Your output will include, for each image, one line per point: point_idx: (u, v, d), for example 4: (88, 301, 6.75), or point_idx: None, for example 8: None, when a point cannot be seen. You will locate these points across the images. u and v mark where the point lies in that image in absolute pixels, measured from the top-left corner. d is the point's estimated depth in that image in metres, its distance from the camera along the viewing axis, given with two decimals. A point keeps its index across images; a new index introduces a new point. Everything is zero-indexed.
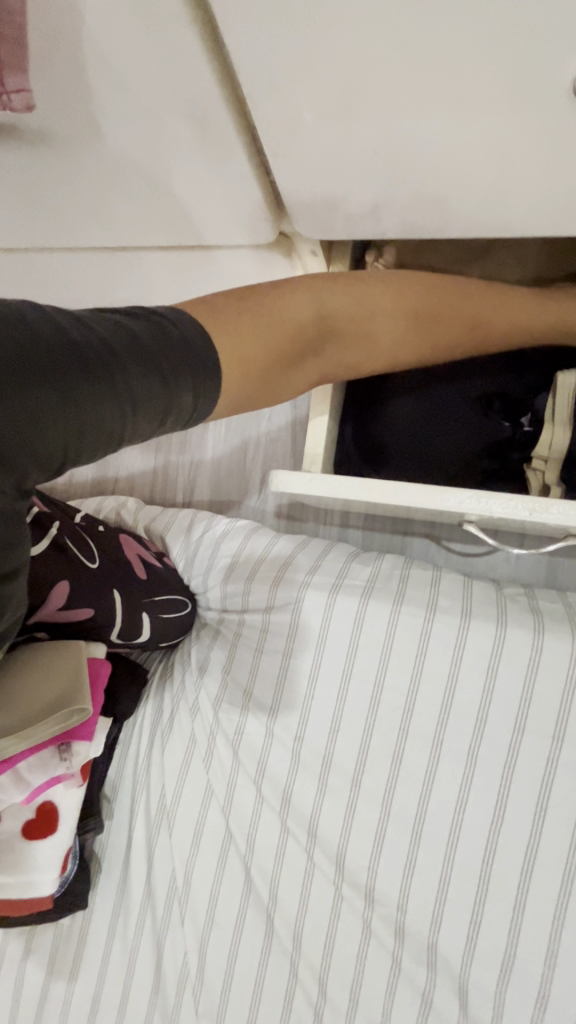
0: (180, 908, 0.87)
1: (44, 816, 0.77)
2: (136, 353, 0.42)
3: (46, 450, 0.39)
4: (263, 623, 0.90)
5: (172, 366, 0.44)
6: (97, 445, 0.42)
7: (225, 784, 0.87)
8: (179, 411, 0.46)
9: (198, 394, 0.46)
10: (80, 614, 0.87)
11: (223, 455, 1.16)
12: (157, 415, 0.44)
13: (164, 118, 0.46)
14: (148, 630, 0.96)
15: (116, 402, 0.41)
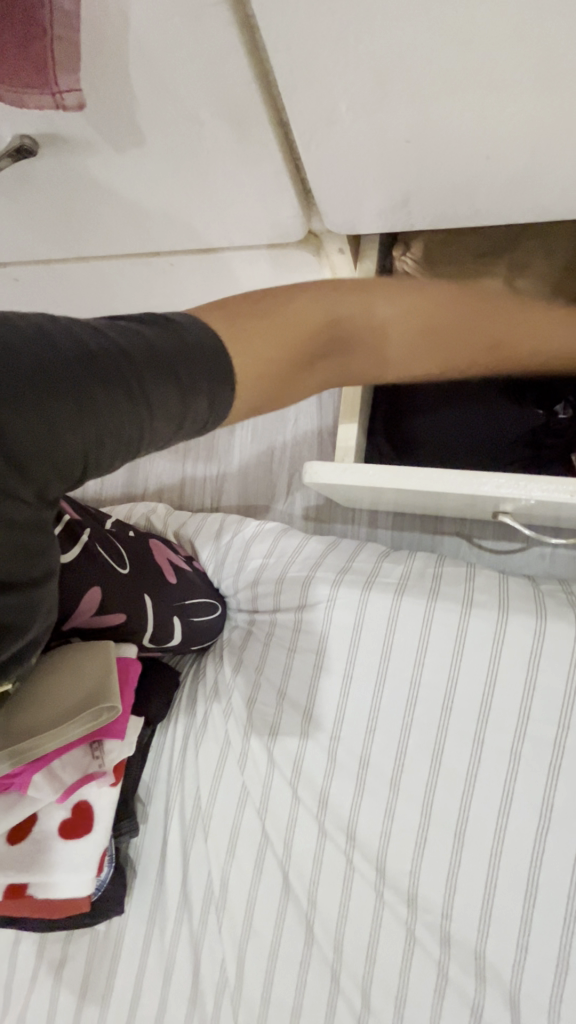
0: (217, 913, 0.85)
1: (79, 815, 0.77)
2: (152, 362, 0.43)
3: (65, 458, 0.41)
4: (295, 622, 0.90)
5: (186, 372, 0.44)
6: (117, 450, 0.44)
7: (261, 786, 0.86)
8: (196, 414, 0.46)
9: (215, 397, 0.46)
10: (112, 619, 0.87)
11: (250, 460, 1.18)
12: (174, 417, 0.45)
13: (202, 119, 0.48)
14: (181, 633, 0.96)
15: (130, 409, 0.42)
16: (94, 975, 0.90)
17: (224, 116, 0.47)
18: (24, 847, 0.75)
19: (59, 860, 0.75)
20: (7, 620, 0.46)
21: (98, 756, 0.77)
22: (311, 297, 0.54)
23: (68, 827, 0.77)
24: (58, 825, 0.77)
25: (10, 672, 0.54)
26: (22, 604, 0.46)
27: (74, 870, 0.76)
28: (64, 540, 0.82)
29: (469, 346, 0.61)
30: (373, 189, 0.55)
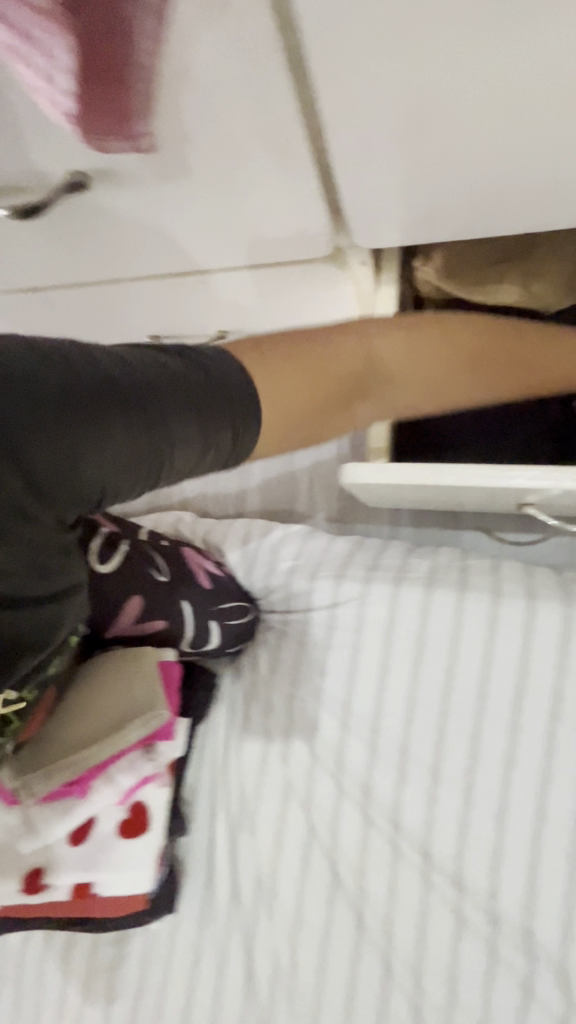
0: (267, 907, 0.88)
1: (136, 815, 0.80)
2: (176, 393, 0.48)
3: (90, 483, 0.46)
4: (329, 620, 0.93)
5: (207, 405, 0.49)
6: (136, 481, 0.48)
7: (305, 780, 0.89)
8: (217, 443, 0.51)
9: (236, 426, 0.51)
10: (152, 624, 0.92)
11: (271, 465, 1.21)
12: (195, 449, 0.49)
13: (245, 150, 0.52)
14: (217, 637, 0.98)
15: (149, 440, 0.47)
16: (150, 974, 0.92)
17: (261, 147, 0.52)
18: (85, 846, 0.79)
19: (119, 859, 0.78)
20: (45, 634, 0.51)
21: (152, 758, 0.79)
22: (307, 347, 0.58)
23: (126, 828, 0.80)
24: (116, 825, 0.80)
25: (64, 650, 0.58)
26: (61, 612, 0.51)
27: (134, 869, 0.78)
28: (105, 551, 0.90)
29: (485, 377, 0.67)
30: (400, 206, 0.59)
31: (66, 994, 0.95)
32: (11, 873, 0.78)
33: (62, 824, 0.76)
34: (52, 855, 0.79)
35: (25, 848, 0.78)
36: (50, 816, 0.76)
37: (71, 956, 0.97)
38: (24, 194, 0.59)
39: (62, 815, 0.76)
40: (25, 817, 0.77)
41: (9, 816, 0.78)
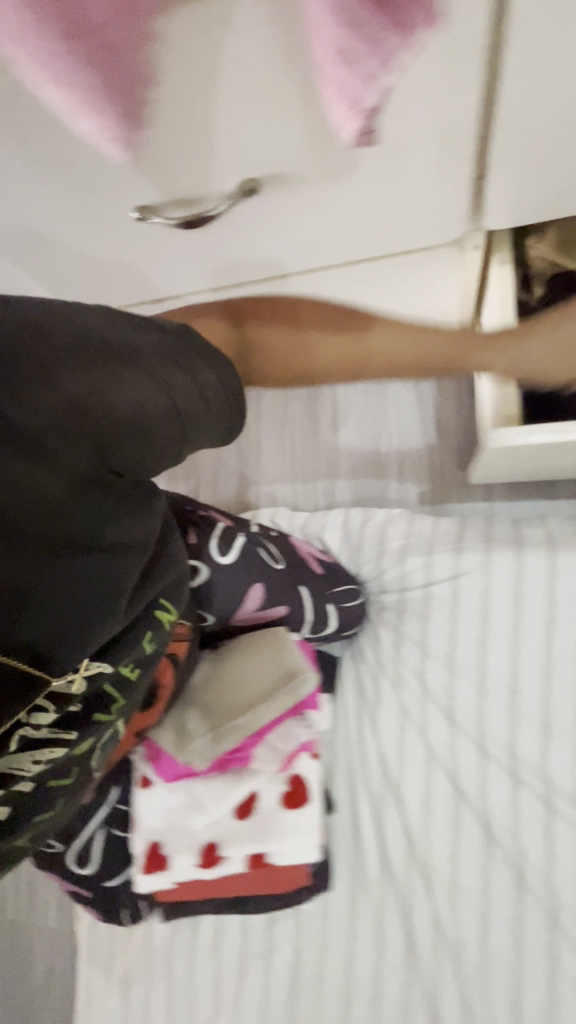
0: (421, 881, 0.86)
1: (295, 786, 0.82)
2: (62, 345, 0.39)
3: (88, 426, 0.39)
4: (453, 591, 0.92)
5: (183, 355, 0.46)
6: (141, 437, 0.41)
7: (448, 750, 0.88)
8: (206, 392, 0.46)
9: (225, 386, 0.48)
10: (273, 614, 0.89)
11: (358, 455, 1.23)
12: (195, 398, 0.45)
13: (419, 141, 0.57)
14: (335, 621, 0.96)
15: (158, 385, 0.42)
16: (305, 967, 0.90)
17: (432, 128, 0.55)
18: (253, 822, 0.80)
19: (286, 828, 0.80)
20: (87, 609, 0.40)
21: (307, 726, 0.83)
22: None
23: (288, 799, 0.82)
24: (277, 797, 0.81)
25: (154, 623, 0.48)
26: (108, 585, 0.41)
27: (303, 838, 0.81)
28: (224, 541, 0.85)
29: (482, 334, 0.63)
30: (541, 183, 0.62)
31: (218, 995, 0.92)
32: (184, 852, 0.78)
33: (230, 795, 0.78)
34: (223, 831, 0.79)
35: (195, 823, 0.78)
36: (219, 790, 0.78)
37: (217, 959, 0.94)
38: (190, 206, 0.65)
39: (231, 785, 0.78)
40: (193, 794, 0.78)
41: (176, 795, 0.78)
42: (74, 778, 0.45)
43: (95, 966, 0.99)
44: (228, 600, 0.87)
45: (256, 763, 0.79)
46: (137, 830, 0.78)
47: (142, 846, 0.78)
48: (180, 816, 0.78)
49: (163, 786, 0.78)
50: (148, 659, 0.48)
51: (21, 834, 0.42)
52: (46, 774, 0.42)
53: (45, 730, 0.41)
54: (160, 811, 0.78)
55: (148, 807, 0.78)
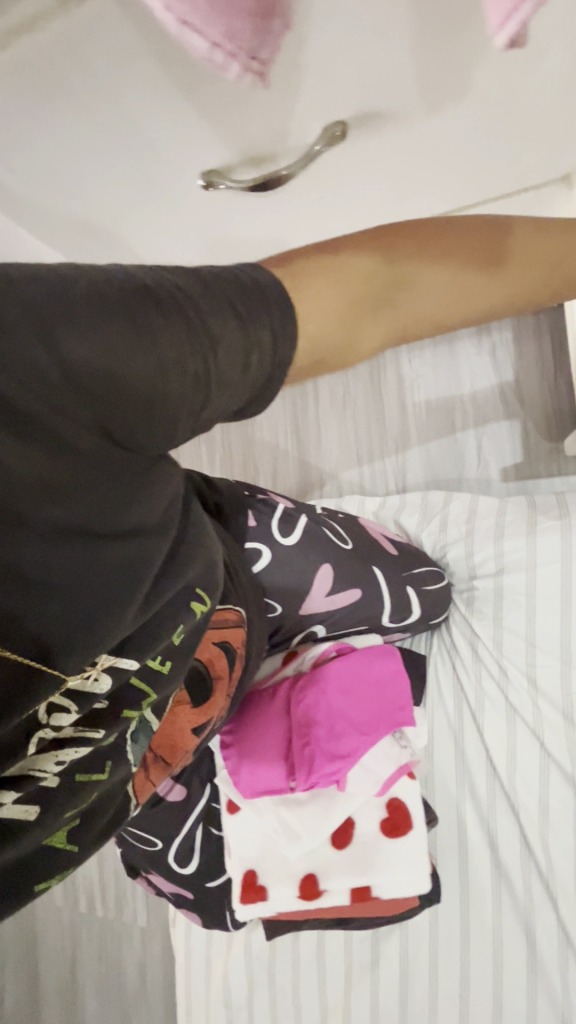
0: (542, 884, 0.73)
1: (396, 814, 0.75)
2: (59, 322, 0.30)
3: (112, 410, 0.32)
4: (532, 578, 0.80)
5: (249, 301, 0.35)
6: (192, 417, 0.35)
7: (566, 744, 0.74)
8: (259, 357, 0.35)
9: (280, 349, 0.36)
10: (347, 598, 0.76)
11: (429, 427, 1.16)
12: (240, 361, 0.34)
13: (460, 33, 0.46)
14: (419, 609, 0.82)
15: (192, 342, 0.32)
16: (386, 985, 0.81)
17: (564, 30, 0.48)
18: (351, 853, 0.75)
19: (388, 857, 0.73)
20: (105, 613, 0.35)
21: (403, 744, 0.75)
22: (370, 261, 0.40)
23: (388, 824, 0.75)
24: (378, 825, 0.75)
25: (188, 615, 0.43)
26: (132, 578, 0.36)
27: (410, 869, 0.73)
28: (286, 520, 0.75)
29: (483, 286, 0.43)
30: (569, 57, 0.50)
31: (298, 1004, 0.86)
32: (283, 880, 0.74)
33: (327, 821, 0.71)
34: (322, 863, 0.75)
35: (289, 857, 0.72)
36: (307, 815, 0.71)
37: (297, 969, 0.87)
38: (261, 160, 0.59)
39: (320, 815, 0.71)
40: (282, 821, 0.72)
41: (263, 820, 0.72)
42: (105, 772, 0.40)
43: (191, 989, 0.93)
44: (293, 599, 0.74)
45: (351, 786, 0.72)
46: (230, 854, 0.74)
47: (239, 875, 0.74)
48: (273, 845, 0.75)
49: (249, 810, 0.72)
50: (178, 650, 0.44)
51: (65, 818, 0.38)
52: (76, 765, 0.38)
53: (68, 727, 0.37)
54: (250, 833, 0.74)
55: (239, 829, 0.74)
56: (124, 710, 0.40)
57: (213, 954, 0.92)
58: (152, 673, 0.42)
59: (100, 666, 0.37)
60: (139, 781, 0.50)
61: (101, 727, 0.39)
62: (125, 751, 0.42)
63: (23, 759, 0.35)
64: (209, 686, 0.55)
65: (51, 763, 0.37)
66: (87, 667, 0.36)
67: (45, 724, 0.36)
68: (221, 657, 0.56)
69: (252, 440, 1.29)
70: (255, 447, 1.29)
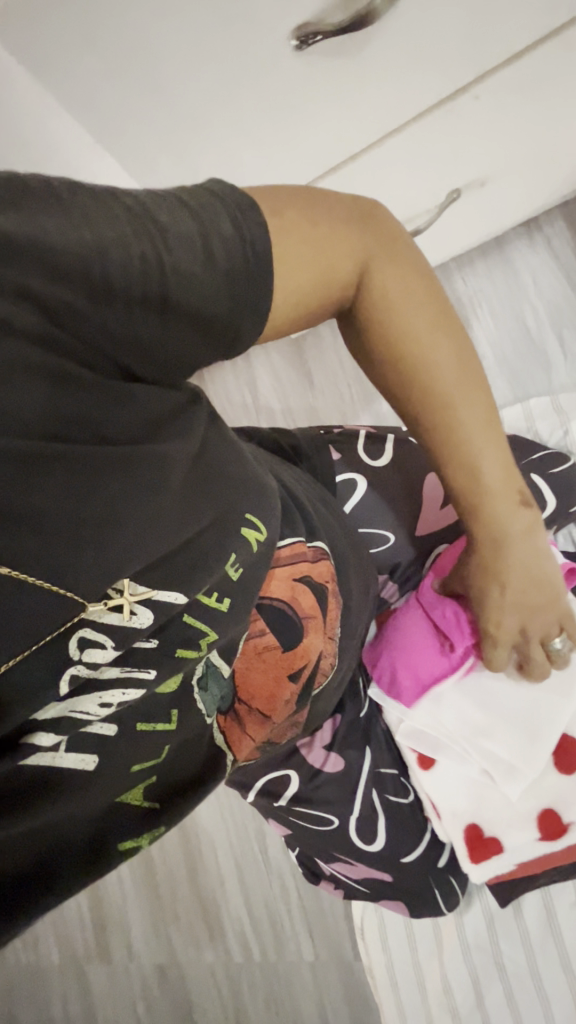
0: None
1: None
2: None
3: (55, 290, 0.30)
4: None
5: (195, 199, 0.36)
6: (153, 301, 0.33)
7: None
8: (220, 240, 0.35)
9: (251, 243, 0.37)
10: None
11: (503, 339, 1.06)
12: (196, 243, 0.34)
13: None
14: (552, 498, 0.71)
15: (135, 226, 0.33)
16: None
17: None
18: None
19: None
20: (109, 519, 0.32)
21: None
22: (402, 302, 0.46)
23: None
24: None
25: (240, 545, 0.39)
26: (134, 482, 0.33)
27: None
28: (373, 444, 0.70)
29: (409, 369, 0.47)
30: None
31: (527, 979, 0.77)
32: (516, 825, 0.62)
33: (544, 744, 0.58)
34: (554, 796, 0.60)
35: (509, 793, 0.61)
36: (517, 741, 0.59)
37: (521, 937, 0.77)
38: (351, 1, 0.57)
39: (540, 737, 0.58)
40: (488, 758, 0.60)
41: (468, 765, 0.61)
42: (172, 721, 0.39)
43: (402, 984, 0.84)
44: (400, 523, 0.67)
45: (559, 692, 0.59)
46: (440, 816, 0.63)
47: (461, 831, 0.63)
48: (486, 788, 0.62)
49: (446, 759, 0.62)
50: (239, 587, 0.40)
51: (131, 771, 0.38)
52: (134, 714, 0.37)
53: (107, 668, 0.34)
54: (456, 784, 0.62)
55: (442, 784, 0.63)
56: (176, 649, 0.37)
57: (424, 956, 0.83)
58: (207, 611, 0.38)
59: (130, 592, 0.34)
60: (233, 734, 0.47)
61: (152, 666, 0.36)
62: (195, 701, 0.41)
63: (61, 702, 0.33)
64: (298, 629, 0.48)
65: (95, 703, 0.34)
66: (111, 592, 0.33)
67: (77, 659, 0.32)
68: (306, 593, 0.48)
69: (314, 405, 1.21)
70: (319, 412, 1.20)
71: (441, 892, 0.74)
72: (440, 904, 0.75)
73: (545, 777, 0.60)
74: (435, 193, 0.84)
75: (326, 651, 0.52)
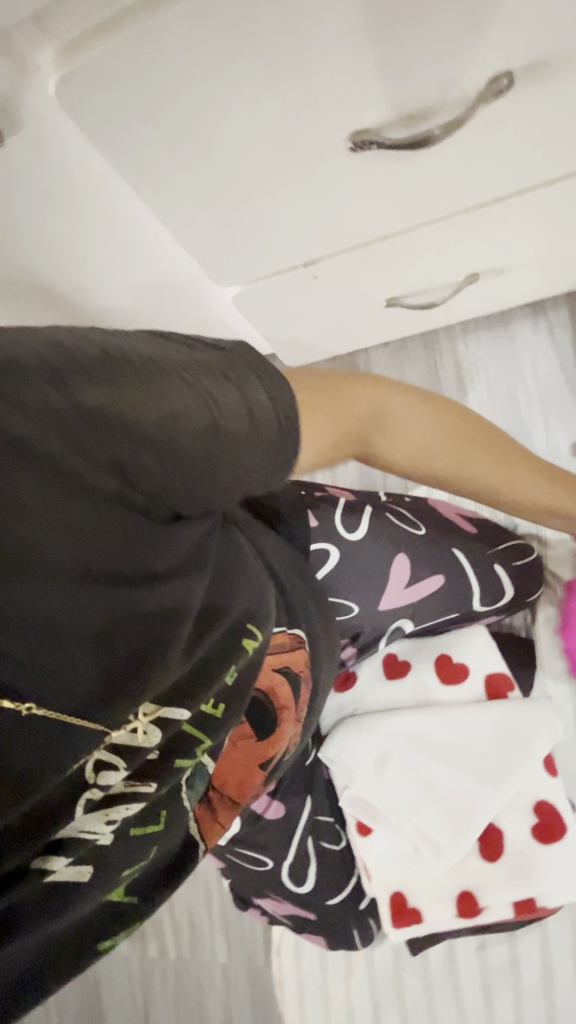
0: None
1: (547, 817, 0.66)
2: (94, 379, 0.37)
3: (132, 456, 0.38)
4: None
5: (241, 369, 0.42)
6: (208, 465, 0.40)
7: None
8: (259, 411, 0.42)
9: (283, 411, 0.44)
10: (431, 587, 0.73)
11: (493, 411, 1.11)
12: (244, 415, 0.41)
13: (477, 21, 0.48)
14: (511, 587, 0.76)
15: (201, 401, 0.39)
16: (530, 985, 0.80)
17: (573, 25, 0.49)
18: (505, 863, 0.66)
19: (549, 864, 0.64)
20: (140, 645, 0.40)
21: (540, 731, 0.67)
22: (374, 406, 0.55)
23: (540, 830, 0.66)
24: (529, 833, 0.66)
25: (239, 652, 0.47)
26: (169, 612, 0.41)
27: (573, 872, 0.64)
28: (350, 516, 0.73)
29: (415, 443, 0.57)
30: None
31: (422, 1014, 0.84)
32: (436, 899, 0.67)
33: (470, 831, 0.64)
34: (473, 875, 0.67)
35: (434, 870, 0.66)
36: (447, 825, 0.65)
37: (423, 975, 0.84)
38: (412, 120, 0.57)
39: (467, 828, 0.64)
40: (421, 835, 0.66)
41: (401, 837, 0.67)
42: (160, 820, 0.46)
43: (309, 1006, 0.90)
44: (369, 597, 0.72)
45: (490, 787, 0.65)
46: (370, 878, 0.67)
47: (386, 897, 0.67)
48: (414, 862, 0.67)
49: (382, 828, 0.67)
50: (231, 692, 0.48)
51: (120, 874, 0.43)
52: (132, 821, 0.43)
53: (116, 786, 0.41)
54: (388, 851, 0.67)
55: (375, 850, 0.67)
56: (175, 758, 0.44)
57: (332, 983, 0.89)
58: (205, 719, 0.46)
59: (143, 718, 0.42)
60: (208, 825, 0.53)
61: (153, 780, 0.43)
62: (181, 799, 0.47)
63: (74, 820, 0.40)
64: (271, 716, 0.56)
65: (103, 821, 0.41)
66: (129, 722, 0.41)
67: (93, 783, 0.40)
68: (282, 685, 0.57)
69: None
70: None
71: (359, 934, 0.80)
72: (357, 944, 0.81)
73: (466, 860, 0.67)
74: (454, 275, 0.86)
75: (291, 735, 0.59)
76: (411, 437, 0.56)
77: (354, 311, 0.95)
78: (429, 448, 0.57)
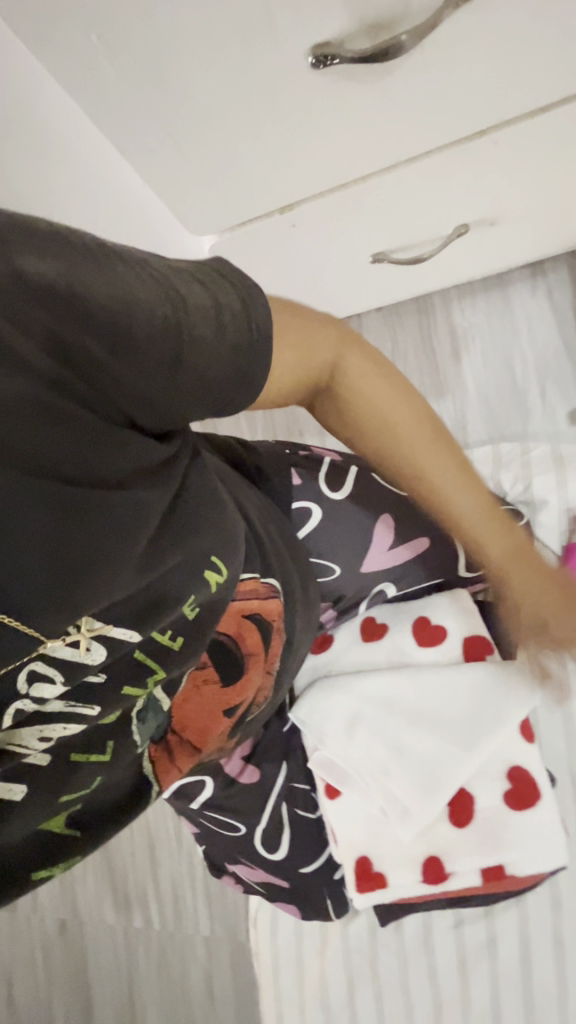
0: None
1: (520, 785, 0.63)
2: (34, 247, 0.32)
3: (81, 338, 0.33)
4: None
5: (211, 277, 0.39)
6: (167, 360, 0.36)
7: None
8: (233, 324, 0.39)
9: (255, 319, 0.40)
10: (418, 546, 0.68)
11: (488, 379, 1.07)
12: (211, 315, 0.37)
13: None
14: None
15: (160, 290, 0.35)
16: (507, 963, 0.77)
17: None
18: (476, 829, 0.63)
19: (520, 832, 0.62)
20: (82, 553, 0.34)
21: (519, 694, 0.64)
22: (370, 382, 0.51)
23: (513, 798, 0.63)
24: (502, 801, 0.63)
25: (201, 585, 0.43)
26: (123, 525, 0.36)
27: (543, 839, 0.62)
28: (334, 473, 0.68)
29: (386, 442, 0.53)
30: None
31: (395, 988, 0.82)
32: (402, 864, 0.65)
33: (439, 796, 0.62)
34: (441, 842, 0.64)
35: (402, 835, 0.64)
36: (416, 788, 0.62)
37: (398, 951, 0.83)
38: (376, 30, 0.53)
39: (437, 792, 0.62)
40: (390, 799, 0.63)
41: (370, 800, 0.64)
42: (106, 752, 0.45)
43: (282, 978, 0.89)
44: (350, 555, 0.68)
45: (464, 752, 0.62)
46: (336, 842, 0.66)
47: (351, 860, 0.66)
48: (382, 825, 0.65)
49: (351, 792, 0.65)
50: (191, 628, 0.45)
51: (59, 800, 0.43)
52: (70, 744, 0.43)
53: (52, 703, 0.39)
54: (357, 814, 0.65)
55: (342, 813, 0.65)
56: (122, 686, 0.42)
57: (306, 952, 0.87)
58: (158, 649, 0.43)
59: (86, 630, 0.37)
60: (161, 763, 0.52)
61: (96, 704, 0.41)
62: (131, 734, 0.46)
63: (3, 732, 0.38)
64: (239, 662, 0.52)
65: (35, 736, 0.40)
66: (69, 629, 0.36)
67: (26, 694, 0.37)
68: (252, 629, 0.52)
69: None
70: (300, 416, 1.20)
71: (331, 904, 0.78)
72: (330, 915, 0.79)
73: (436, 824, 0.64)
74: (443, 227, 0.82)
75: (262, 686, 0.56)
76: (387, 438, 0.52)
77: (341, 267, 0.91)
78: (400, 455, 0.53)
